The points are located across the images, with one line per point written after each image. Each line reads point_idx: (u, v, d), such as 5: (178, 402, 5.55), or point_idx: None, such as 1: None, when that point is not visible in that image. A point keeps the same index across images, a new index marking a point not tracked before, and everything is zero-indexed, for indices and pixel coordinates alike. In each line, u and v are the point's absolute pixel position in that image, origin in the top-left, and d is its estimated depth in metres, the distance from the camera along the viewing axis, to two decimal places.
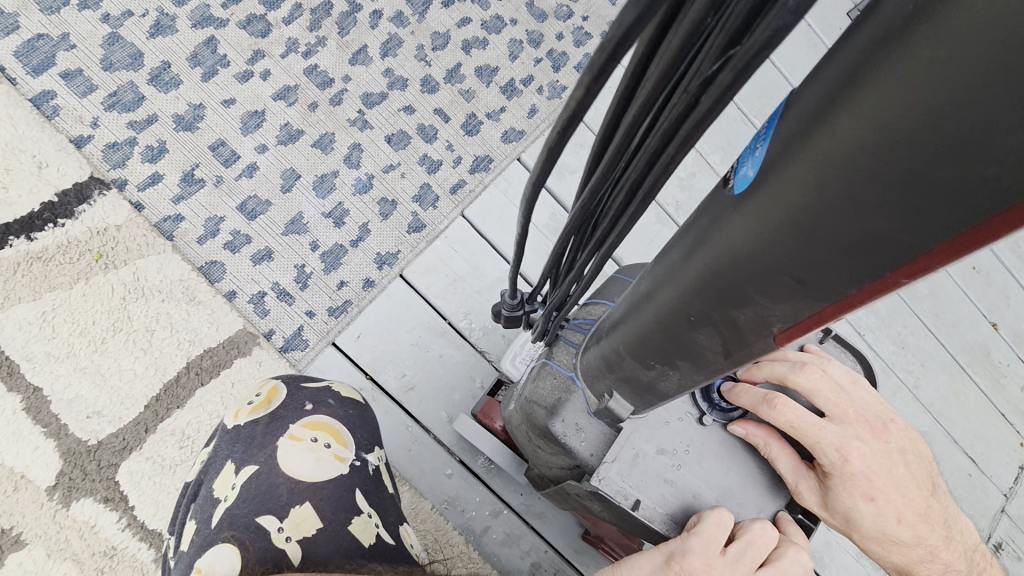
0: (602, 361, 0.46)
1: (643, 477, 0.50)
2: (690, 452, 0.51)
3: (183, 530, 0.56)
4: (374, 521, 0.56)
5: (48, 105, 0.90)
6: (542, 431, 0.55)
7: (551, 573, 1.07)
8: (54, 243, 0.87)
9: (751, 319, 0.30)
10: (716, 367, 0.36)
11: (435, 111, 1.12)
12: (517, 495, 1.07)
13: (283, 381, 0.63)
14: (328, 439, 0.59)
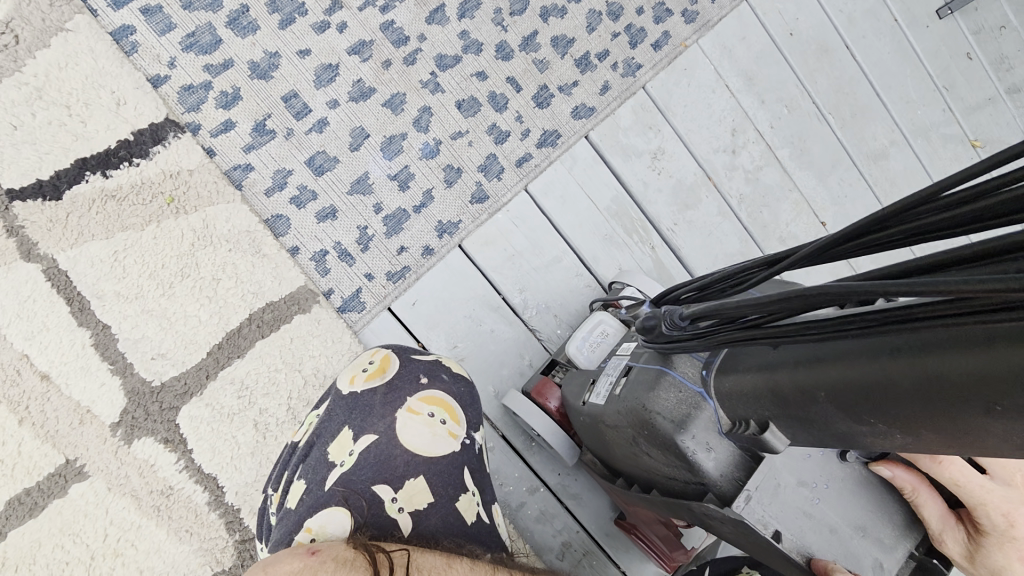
0: (767, 389, 0.43)
1: (783, 508, 0.46)
2: (829, 487, 0.48)
3: (290, 486, 0.60)
4: (477, 500, 0.58)
5: (127, 40, 0.89)
6: (662, 444, 0.51)
7: (581, 554, 1.09)
8: (128, 182, 0.87)
9: None
10: (978, 447, 0.33)
11: (508, 80, 1.09)
12: (555, 475, 1.10)
13: (395, 352, 0.67)
14: (444, 415, 0.62)
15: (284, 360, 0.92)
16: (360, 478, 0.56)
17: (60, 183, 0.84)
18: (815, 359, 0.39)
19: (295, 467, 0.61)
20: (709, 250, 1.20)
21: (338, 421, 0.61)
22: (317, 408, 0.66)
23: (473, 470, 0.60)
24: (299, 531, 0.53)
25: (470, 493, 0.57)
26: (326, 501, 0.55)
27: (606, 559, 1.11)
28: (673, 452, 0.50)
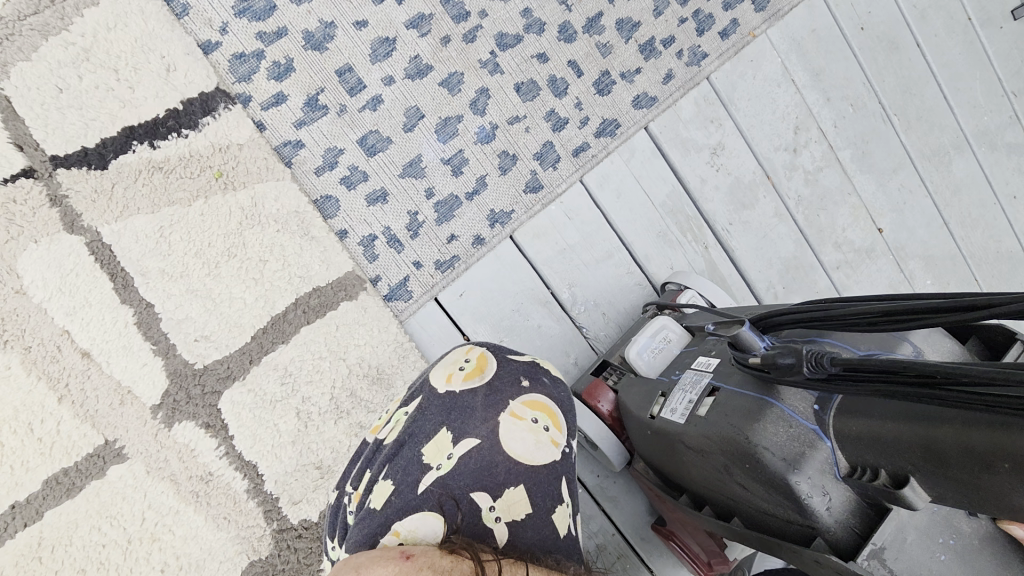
0: (920, 450, 0.45)
1: (909, 562, 0.49)
2: (958, 543, 0.50)
3: (372, 483, 0.60)
4: (569, 512, 0.62)
5: (178, 2, 0.83)
6: (771, 481, 0.55)
7: (615, 556, 1.07)
8: (176, 154, 0.83)
9: None
10: None
11: (569, 64, 1.03)
12: (594, 476, 1.08)
13: (492, 352, 0.67)
14: (547, 423, 0.64)
15: (330, 348, 0.89)
16: (457, 484, 0.59)
17: (106, 152, 0.80)
18: (963, 422, 0.43)
19: (379, 466, 0.60)
20: (763, 252, 1.16)
21: (435, 421, 0.62)
22: (404, 404, 0.65)
23: (569, 479, 0.64)
24: (387, 532, 0.57)
25: (564, 505, 0.62)
26: (418, 504, 0.58)
27: (642, 564, 1.08)
28: (784, 491, 0.53)
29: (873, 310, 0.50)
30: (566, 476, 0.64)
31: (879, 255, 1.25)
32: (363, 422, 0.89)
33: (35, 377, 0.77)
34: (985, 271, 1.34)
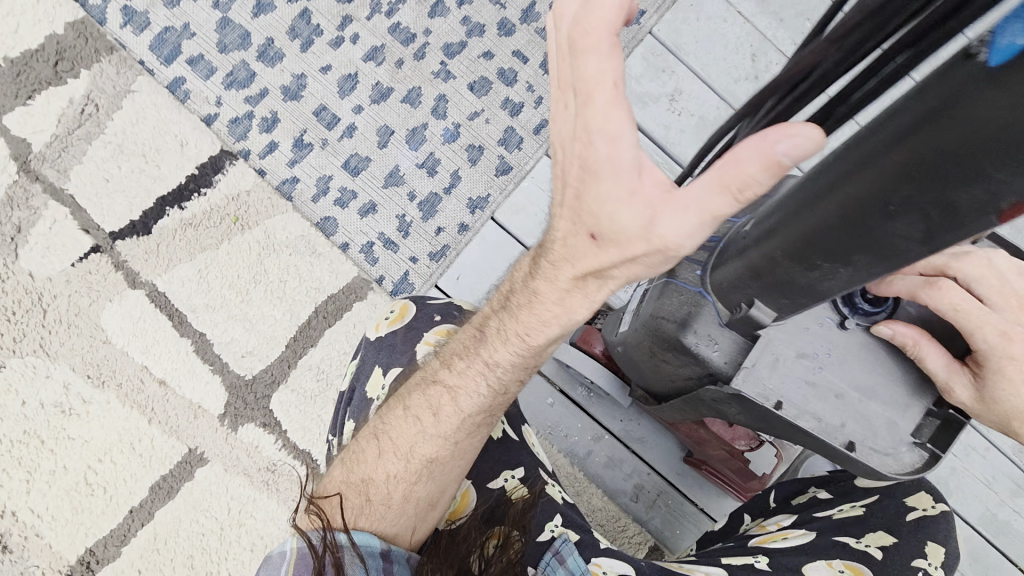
0: (745, 269, 0.46)
1: (783, 378, 0.53)
2: (831, 355, 0.53)
3: (343, 428, 0.74)
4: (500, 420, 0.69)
5: (180, 90, 1.03)
6: (672, 344, 0.59)
7: (654, 493, 1.13)
8: (200, 210, 1.01)
9: (973, 200, 0.28)
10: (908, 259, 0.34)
11: (514, 54, 1.13)
12: (617, 421, 1.13)
13: (411, 301, 0.78)
14: None
15: (352, 344, 1.03)
16: None
17: (148, 220, 0.99)
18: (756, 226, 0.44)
19: (344, 411, 0.75)
20: None
21: (369, 364, 0.74)
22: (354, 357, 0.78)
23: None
24: None
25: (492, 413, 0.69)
26: None
27: (681, 496, 1.13)
28: (683, 348, 0.57)
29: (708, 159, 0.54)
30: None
31: None
32: None
33: (129, 407, 0.97)
34: None
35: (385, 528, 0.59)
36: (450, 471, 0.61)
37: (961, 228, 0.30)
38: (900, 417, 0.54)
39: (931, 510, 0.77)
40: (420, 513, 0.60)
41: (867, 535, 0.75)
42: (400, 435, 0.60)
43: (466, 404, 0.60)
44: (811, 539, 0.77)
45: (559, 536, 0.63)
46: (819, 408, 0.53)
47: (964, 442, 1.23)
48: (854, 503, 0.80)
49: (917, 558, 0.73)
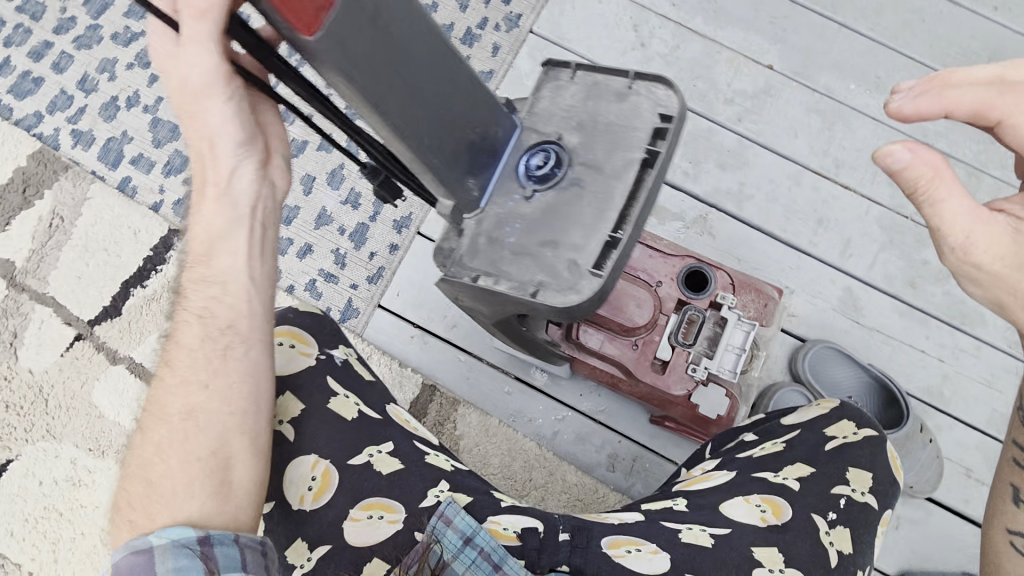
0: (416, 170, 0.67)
1: (483, 256, 0.70)
2: (519, 225, 0.69)
3: None
4: (351, 400, 0.76)
5: (129, 187, 1.18)
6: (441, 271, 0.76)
7: (630, 459, 1.14)
8: (160, 284, 1.14)
9: (310, 55, 0.53)
10: (375, 89, 0.56)
11: None
12: (578, 397, 1.15)
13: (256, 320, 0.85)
14: (292, 341, 0.79)
15: None
16: None
17: (118, 303, 1.13)
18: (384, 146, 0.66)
19: None
20: None
21: None
22: None
23: (339, 376, 0.78)
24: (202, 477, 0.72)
25: (341, 395, 0.76)
26: None
27: (658, 457, 1.14)
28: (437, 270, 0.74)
29: None
30: (333, 374, 0.77)
31: (779, 88, 1.25)
32: None
33: None
34: (917, 46, 1.26)
35: (179, 510, 0.61)
36: (219, 422, 0.65)
37: (339, 61, 0.53)
38: (582, 256, 0.66)
39: (848, 437, 0.83)
40: (209, 483, 0.62)
41: (785, 468, 0.80)
42: (159, 407, 0.66)
43: (195, 345, 0.68)
44: (732, 478, 0.80)
45: (443, 501, 0.69)
46: (511, 270, 0.68)
47: (950, 347, 1.18)
48: (775, 440, 0.84)
49: (837, 484, 0.79)
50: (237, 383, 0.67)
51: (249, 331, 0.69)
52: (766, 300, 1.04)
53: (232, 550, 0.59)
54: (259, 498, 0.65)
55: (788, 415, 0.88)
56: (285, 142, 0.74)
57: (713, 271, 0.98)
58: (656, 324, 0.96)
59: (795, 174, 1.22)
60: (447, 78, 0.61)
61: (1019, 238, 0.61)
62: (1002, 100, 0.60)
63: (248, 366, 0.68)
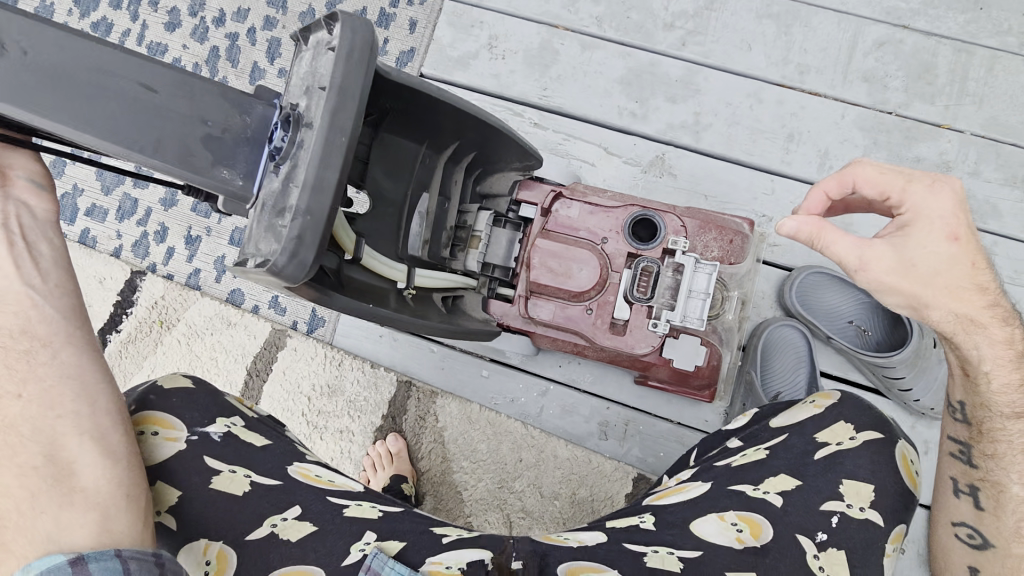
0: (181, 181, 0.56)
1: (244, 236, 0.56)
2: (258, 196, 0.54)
3: None
4: (240, 473, 0.65)
5: (89, 238, 1.21)
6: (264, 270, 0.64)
7: (622, 424, 1.08)
8: (133, 326, 1.17)
9: None
10: (49, 102, 0.49)
11: None
12: (558, 368, 1.10)
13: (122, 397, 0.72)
14: (154, 428, 0.65)
15: (288, 390, 1.13)
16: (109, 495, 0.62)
17: None
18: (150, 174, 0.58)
19: None
20: (592, 90, 1.14)
21: None
22: None
23: (218, 454, 0.65)
24: None
25: (228, 472, 0.64)
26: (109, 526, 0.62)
27: (650, 418, 1.08)
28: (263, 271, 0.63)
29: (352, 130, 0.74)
30: (210, 454, 0.65)
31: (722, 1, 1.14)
32: (341, 427, 1.12)
33: None
34: None
35: (33, 535, 0.51)
36: (45, 431, 0.54)
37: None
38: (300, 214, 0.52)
39: (845, 443, 0.69)
40: (53, 500, 0.52)
41: (766, 480, 0.68)
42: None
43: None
44: (707, 489, 0.69)
45: (369, 553, 0.60)
46: (259, 243, 0.54)
47: None
48: (757, 447, 0.72)
49: (829, 499, 0.67)
50: (55, 386, 0.55)
51: (51, 332, 0.57)
52: (731, 235, 0.95)
53: (114, 563, 0.50)
54: (123, 500, 0.55)
55: (778, 417, 0.75)
56: (37, 168, 0.60)
57: (662, 216, 0.92)
58: (607, 284, 0.91)
59: (756, 91, 1.11)
60: (136, 68, 0.51)
61: (906, 259, 0.64)
62: (847, 175, 0.69)
63: (59, 373, 0.56)
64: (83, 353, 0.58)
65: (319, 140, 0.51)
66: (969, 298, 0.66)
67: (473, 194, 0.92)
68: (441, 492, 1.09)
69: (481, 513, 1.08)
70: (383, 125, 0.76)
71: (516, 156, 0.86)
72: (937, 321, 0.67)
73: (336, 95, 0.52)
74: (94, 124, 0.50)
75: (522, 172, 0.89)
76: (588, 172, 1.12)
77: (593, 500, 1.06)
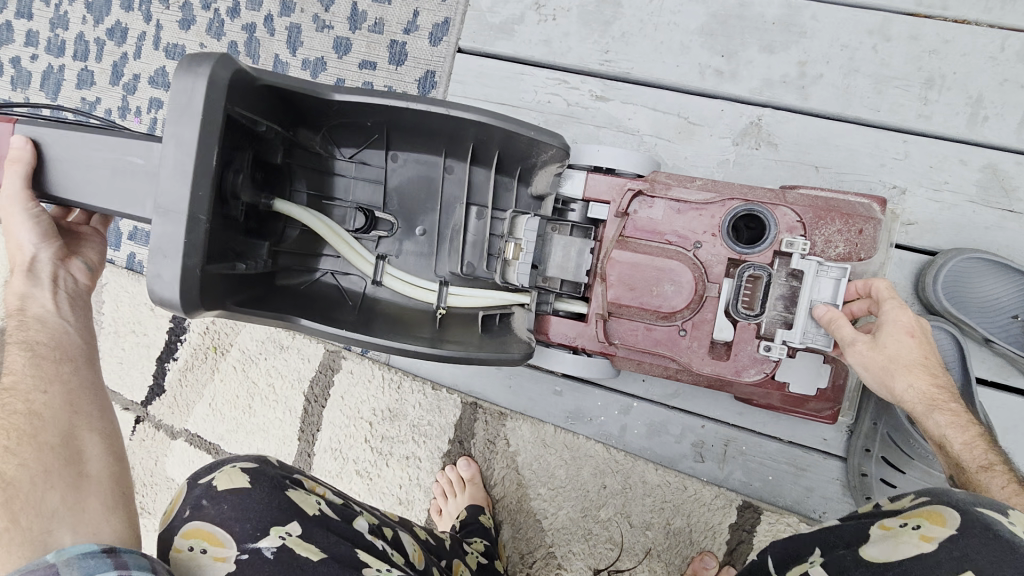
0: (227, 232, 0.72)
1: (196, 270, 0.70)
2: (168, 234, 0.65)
3: None
4: None
5: (136, 264, 1.14)
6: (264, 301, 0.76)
7: (721, 444, 0.94)
8: (188, 354, 1.13)
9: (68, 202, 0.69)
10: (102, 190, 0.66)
11: (362, 66, 1.05)
12: (641, 383, 0.96)
13: (188, 485, 0.71)
14: (203, 544, 0.63)
15: (348, 415, 1.06)
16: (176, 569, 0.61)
17: (159, 381, 1.15)
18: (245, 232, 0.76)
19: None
20: (664, 47, 0.94)
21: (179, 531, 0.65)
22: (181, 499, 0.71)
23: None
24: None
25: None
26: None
27: (756, 436, 0.93)
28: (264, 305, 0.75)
29: (369, 144, 0.81)
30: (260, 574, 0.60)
31: None
32: (408, 452, 1.05)
33: None
34: None
35: (41, 507, 0.55)
36: (64, 421, 0.62)
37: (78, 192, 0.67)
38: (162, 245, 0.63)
39: None
40: (64, 483, 0.58)
41: None
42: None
43: (20, 368, 0.64)
44: None
45: None
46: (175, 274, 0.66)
47: None
48: None
49: None
50: (78, 390, 0.65)
51: (76, 352, 0.68)
52: (860, 224, 0.74)
53: (144, 553, 0.54)
54: (117, 495, 0.61)
55: (872, 545, 0.54)
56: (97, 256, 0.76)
57: (770, 211, 0.74)
58: (705, 300, 0.75)
59: (880, 27, 0.88)
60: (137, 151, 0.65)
61: (879, 347, 0.68)
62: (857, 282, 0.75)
63: (79, 383, 0.66)
64: (94, 378, 0.68)
65: (170, 183, 0.61)
66: (918, 373, 0.67)
67: (524, 199, 0.84)
68: (520, 520, 1.00)
69: (565, 544, 0.97)
70: (394, 143, 0.81)
71: (539, 154, 0.76)
72: (901, 393, 0.67)
73: (175, 140, 0.61)
74: (115, 202, 0.66)
75: (562, 160, 0.77)
76: (666, 151, 0.94)
77: (691, 530, 0.93)
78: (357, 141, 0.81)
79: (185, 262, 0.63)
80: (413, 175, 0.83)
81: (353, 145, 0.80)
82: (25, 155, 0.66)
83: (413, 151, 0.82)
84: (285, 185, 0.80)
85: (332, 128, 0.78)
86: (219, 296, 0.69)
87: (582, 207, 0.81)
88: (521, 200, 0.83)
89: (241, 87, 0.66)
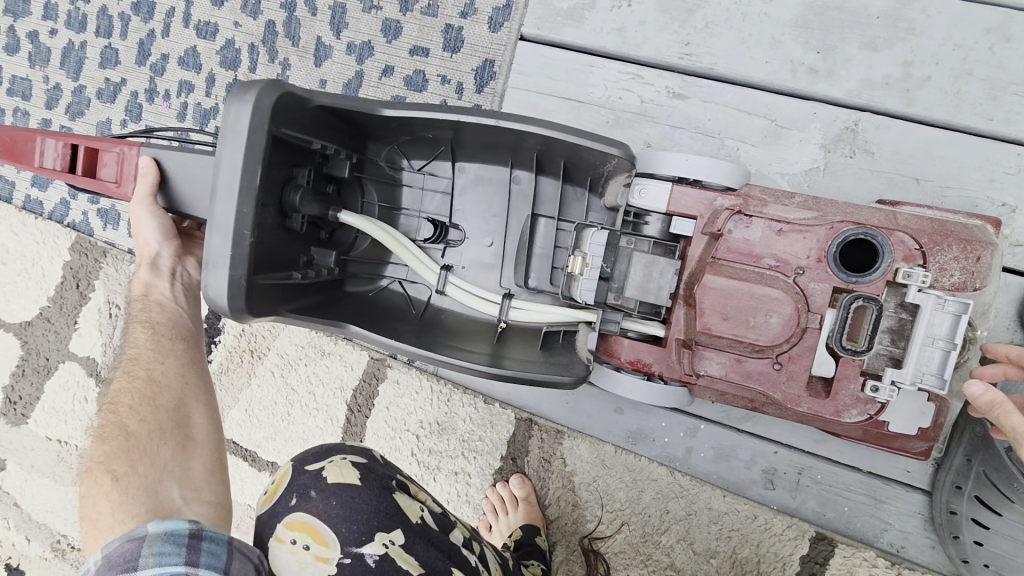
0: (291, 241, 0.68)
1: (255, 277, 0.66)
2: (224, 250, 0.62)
3: None
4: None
5: None
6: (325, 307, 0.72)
7: (794, 472, 0.89)
8: (222, 357, 1.08)
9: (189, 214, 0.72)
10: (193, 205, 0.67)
11: (413, 52, 0.96)
12: (711, 406, 0.90)
13: (291, 466, 0.70)
14: (307, 540, 0.63)
15: (393, 426, 1.00)
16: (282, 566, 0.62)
17: None
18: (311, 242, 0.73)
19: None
20: (752, 41, 0.85)
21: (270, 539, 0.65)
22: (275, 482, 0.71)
23: None
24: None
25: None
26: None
27: (833, 465, 0.87)
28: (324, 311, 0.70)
29: (435, 158, 0.76)
30: None
31: None
32: (456, 467, 1.00)
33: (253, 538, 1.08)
34: None
35: (158, 462, 0.61)
36: (180, 390, 0.67)
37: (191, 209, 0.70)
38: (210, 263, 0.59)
39: None
40: (174, 442, 0.63)
41: None
42: (118, 395, 0.65)
43: (142, 343, 0.69)
44: None
45: None
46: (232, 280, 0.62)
47: None
48: None
49: None
50: (190, 367, 0.70)
51: (187, 332, 0.73)
52: (978, 250, 0.67)
53: (224, 540, 0.57)
54: (218, 462, 0.66)
55: None
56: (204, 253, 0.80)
57: (884, 235, 0.66)
58: (806, 331, 0.68)
59: (1000, 26, 0.79)
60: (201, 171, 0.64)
61: None
62: None
63: (191, 359, 0.71)
64: (199, 356, 0.73)
65: (216, 204, 0.58)
66: None
67: (598, 209, 0.76)
68: (575, 542, 0.95)
69: (623, 568, 0.93)
70: (463, 155, 0.76)
71: (618, 170, 0.70)
72: None
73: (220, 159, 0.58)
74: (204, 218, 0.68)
75: (632, 164, 0.68)
76: (749, 156, 0.86)
77: (758, 561, 0.89)
78: (427, 153, 0.76)
79: (234, 274, 0.59)
80: (482, 188, 0.78)
81: (422, 157, 0.76)
82: (152, 169, 0.69)
83: (482, 162, 0.76)
84: (356, 197, 0.77)
85: (399, 143, 0.74)
86: (276, 302, 0.65)
87: (661, 220, 0.74)
88: (597, 214, 0.77)
89: (288, 108, 0.61)
